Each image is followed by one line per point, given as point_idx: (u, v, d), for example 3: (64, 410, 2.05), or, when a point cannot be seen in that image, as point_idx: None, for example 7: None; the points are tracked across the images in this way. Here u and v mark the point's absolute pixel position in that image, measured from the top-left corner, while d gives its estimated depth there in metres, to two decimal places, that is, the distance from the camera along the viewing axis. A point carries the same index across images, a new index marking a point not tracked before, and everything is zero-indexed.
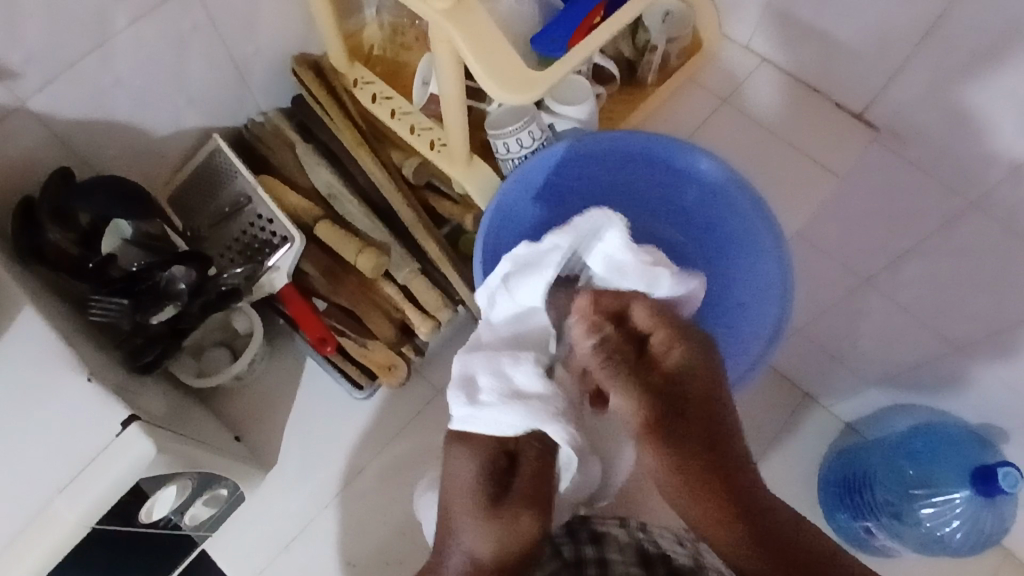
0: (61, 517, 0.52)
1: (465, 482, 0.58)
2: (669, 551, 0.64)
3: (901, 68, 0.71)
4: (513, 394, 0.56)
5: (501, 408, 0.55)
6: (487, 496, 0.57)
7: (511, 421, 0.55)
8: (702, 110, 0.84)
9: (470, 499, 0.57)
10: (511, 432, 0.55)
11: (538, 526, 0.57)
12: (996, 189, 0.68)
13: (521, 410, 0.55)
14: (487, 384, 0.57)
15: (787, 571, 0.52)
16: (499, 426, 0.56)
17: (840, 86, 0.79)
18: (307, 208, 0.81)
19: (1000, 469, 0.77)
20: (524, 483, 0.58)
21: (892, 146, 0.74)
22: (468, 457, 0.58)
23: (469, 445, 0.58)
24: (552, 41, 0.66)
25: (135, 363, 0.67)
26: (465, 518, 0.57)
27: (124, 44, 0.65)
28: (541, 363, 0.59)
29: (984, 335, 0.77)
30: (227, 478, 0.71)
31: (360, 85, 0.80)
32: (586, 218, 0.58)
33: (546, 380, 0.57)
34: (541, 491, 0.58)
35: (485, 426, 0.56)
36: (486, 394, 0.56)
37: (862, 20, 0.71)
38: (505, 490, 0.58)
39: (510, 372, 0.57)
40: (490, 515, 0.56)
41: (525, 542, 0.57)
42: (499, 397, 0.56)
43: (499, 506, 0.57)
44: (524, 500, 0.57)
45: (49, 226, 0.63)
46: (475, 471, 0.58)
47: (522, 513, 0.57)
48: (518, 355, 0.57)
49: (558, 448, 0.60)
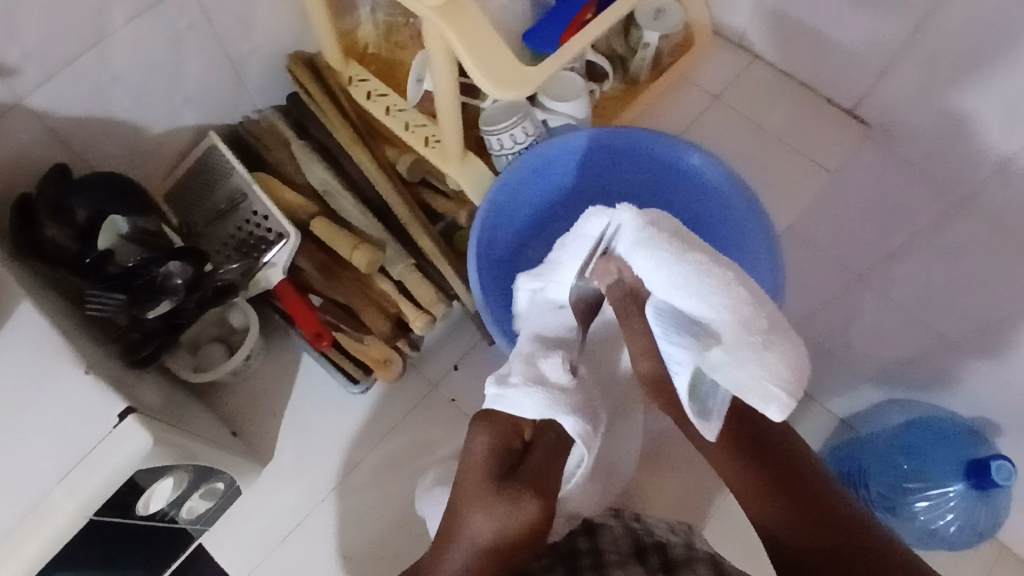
0: (60, 507, 0.52)
1: (476, 459, 0.57)
2: (664, 539, 0.66)
3: (891, 66, 0.79)
4: (539, 379, 0.58)
5: (525, 391, 0.57)
6: (496, 475, 0.55)
7: (534, 405, 0.56)
8: (695, 106, 0.92)
9: (477, 472, 0.56)
10: (531, 415, 0.56)
11: (543, 514, 0.54)
12: (985, 188, 0.73)
13: (542, 394, 0.56)
14: (517, 369, 0.58)
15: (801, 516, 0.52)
16: (521, 411, 0.56)
17: (830, 83, 0.87)
18: (302, 205, 0.82)
19: (993, 462, 0.77)
20: (534, 467, 0.56)
21: (883, 142, 0.85)
22: (485, 433, 0.57)
23: (489, 422, 0.58)
24: (542, 39, 0.68)
25: (132, 358, 0.66)
26: (471, 494, 0.55)
27: (120, 44, 0.66)
28: (570, 361, 0.60)
29: (976, 332, 0.77)
30: (223, 471, 0.71)
31: (355, 82, 0.82)
32: (598, 229, 0.62)
33: (571, 377, 0.59)
34: (549, 478, 0.56)
35: (504, 407, 0.57)
36: (515, 376, 0.58)
37: (853, 22, 0.78)
38: (514, 470, 0.56)
39: (540, 365, 0.59)
40: (498, 489, 0.54)
41: (528, 528, 0.54)
42: (522, 380, 0.58)
43: (506, 483, 0.55)
44: (532, 484, 0.55)
45: (45, 222, 0.64)
46: (489, 447, 0.57)
47: (528, 496, 0.54)
48: (548, 351, 0.60)
49: (572, 446, 0.59)
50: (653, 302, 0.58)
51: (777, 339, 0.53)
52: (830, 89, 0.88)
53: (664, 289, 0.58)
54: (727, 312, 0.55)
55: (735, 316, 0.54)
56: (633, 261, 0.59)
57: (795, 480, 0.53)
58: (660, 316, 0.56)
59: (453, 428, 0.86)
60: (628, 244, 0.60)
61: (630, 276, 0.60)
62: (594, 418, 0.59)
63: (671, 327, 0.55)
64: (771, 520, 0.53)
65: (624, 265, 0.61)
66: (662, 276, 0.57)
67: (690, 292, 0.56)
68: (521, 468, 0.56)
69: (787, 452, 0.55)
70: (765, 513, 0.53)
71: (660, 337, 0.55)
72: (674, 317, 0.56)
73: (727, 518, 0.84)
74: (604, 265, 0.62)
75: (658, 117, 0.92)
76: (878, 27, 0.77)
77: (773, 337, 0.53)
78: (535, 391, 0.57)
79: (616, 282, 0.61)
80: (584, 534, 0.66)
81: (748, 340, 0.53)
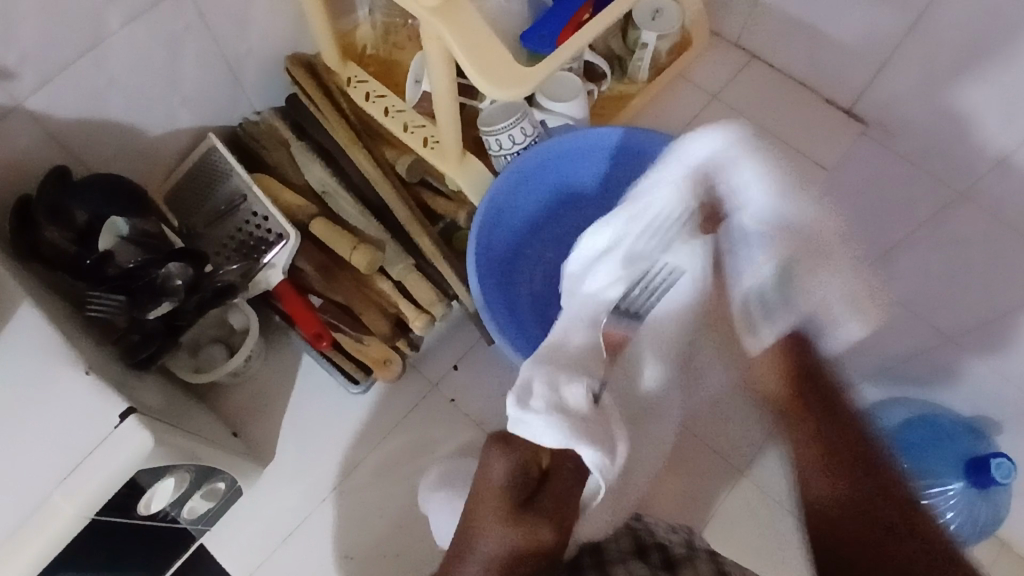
0: (61, 507, 0.52)
1: (493, 484, 0.57)
2: (666, 542, 0.66)
3: (888, 62, 0.79)
4: (559, 408, 0.54)
5: (548, 418, 0.53)
6: (514, 503, 0.56)
7: (554, 435, 0.53)
8: (692, 106, 0.92)
9: (493, 501, 0.56)
10: (551, 444, 0.53)
11: (556, 541, 0.56)
12: (985, 179, 0.73)
13: (560, 425, 0.53)
14: (539, 391, 0.55)
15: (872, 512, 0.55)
16: (541, 438, 0.53)
17: (829, 82, 0.88)
18: (302, 206, 0.82)
19: (993, 459, 0.77)
20: (551, 497, 0.56)
21: (881, 138, 0.83)
22: (503, 458, 0.56)
23: (507, 447, 0.57)
24: (541, 38, 0.67)
25: (131, 360, 0.66)
26: (487, 520, 0.55)
27: (118, 46, 0.66)
28: (592, 388, 0.58)
29: (976, 323, 0.80)
30: (225, 471, 0.71)
31: (354, 83, 0.81)
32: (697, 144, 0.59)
33: (592, 405, 0.56)
34: (566, 505, 0.57)
35: (524, 433, 0.53)
36: (535, 400, 0.54)
37: (850, 20, 0.79)
38: (531, 500, 0.56)
39: (562, 389, 0.56)
40: (514, 522, 0.55)
41: (540, 554, 0.56)
42: (544, 406, 0.54)
43: (523, 513, 0.55)
44: (549, 514, 0.56)
45: (44, 223, 0.64)
46: (506, 474, 0.56)
47: (544, 528, 0.55)
48: (573, 375, 0.57)
49: (589, 477, 0.58)
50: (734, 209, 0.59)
51: (826, 268, 0.57)
52: (828, 88, 0.88)
53: (743, 183, 0.58)
54: (793, 223, 0.58)
55: (804, 229, 0.58)
56: (728, 169, 0.59)
57: (861, 466, 0.57)
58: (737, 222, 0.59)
59: (455, 427, 0.86)
60: (728, 156, 0.58)
61: (713, 191, 0.61)
62: (606, 438, 0.56)
63: (763, 233, 0.58)
64: (832, 500, 0.57)
65: (713, 179, 0.60)
66: (753, 188, 0.58)
67: (757, 189, 0.58)
68: (539, 496, 0.56)
69: (850, 440, 0.58)
70: (836, 500, 0.57)
71: (749, 240, 0.59)
72: (761, 224, 0.58)
73: (729, 517, 0.85)
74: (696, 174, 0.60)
75: (657, 116, 0.91)
76: (874, 25, 0.77)
77: (875, 291, 0.58)
78: (558, 418, 0.53)
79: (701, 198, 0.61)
80: (586, 535, 0.66)
81: (841, 273, 0.57)
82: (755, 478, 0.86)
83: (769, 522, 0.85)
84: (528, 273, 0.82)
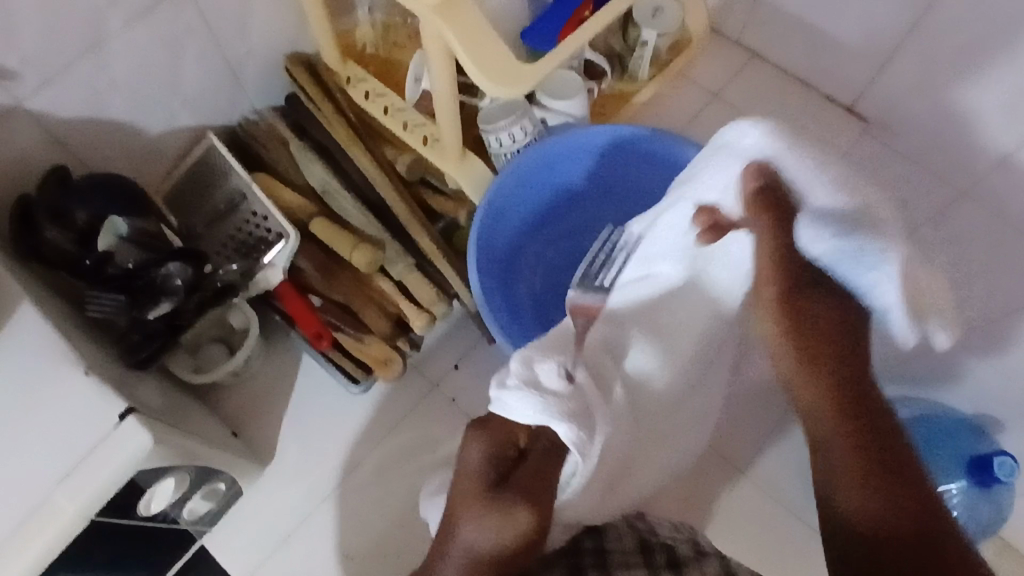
0: (62, 510, 0.52)
1: (470, 468, 0.56)
2: (668, 539, 0.67)
3: (890, 60, 0.79)
4: (534, 384, 0.56)
5: (522, 394, 0.55)
6: (489, 483, 0.55)
7: (529, 408, 0.54)
8: (693, 104, 0.92)
9: (470, 482, 0.55)
10: (526, 421, 0.54)
11: (535, 524, 0.54)
12: (986, 179, 0.80)
13: (535, 399, 0.54)
14: (514, 369, 0.57)
15: (905, 512, 0.51)
16: (517, 415, 0.55)
17: (830, 80, 0.88)
18: (301, 205, 0.82)
19: (995, 457, 0.73)
20: (526, 476, 0.55)
21: (882, 136, 0.86)
22: (477, 442, 0.57)
23: (482, 430, 0.57)
24: (541, 36, 0.68)
25: (133, 359, 0.66)
26: (464, 504, 0.55)
27: (118, 45, 0.66)
28: (566, 367, 0.59)
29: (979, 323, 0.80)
30: (224, 472, 0.71)
31: (354, 82, 0.81)
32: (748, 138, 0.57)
33: (566, 382, 0.57)
34: (542, 488, 0.56)
35: (504, 411, 0.55)
36: (512, 378, 0.56)
37: (852, 17, 0.79)
38: (507, 479, 0.56)
39: (536, 368, 0.57)
40: (488, 501, 0.54)
41: (519, 538, 0.54)
42: (519, 383, 0.56)
43: (497, 492, 0.54)
44: (524, 493, 0.54)
45: (44, 225, 0.64)
46: (481, 456, 0.56)
47: (520, 506, 0.54)
48: (545, 354, 0.59)
49: (568, 453, 0.58)
50: (811, 210, 0.56)
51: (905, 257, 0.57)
52: (830, 85, 0.88)
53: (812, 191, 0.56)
54: (873, 213, 0.56)
55: (880, 215, 0.56)
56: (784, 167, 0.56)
57: (891, 462, 0.54)
58: (828, 224, 0.56)
59: (455, 427, 0.86)
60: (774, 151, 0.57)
61: (764, 192, 0.57)
62: (590, 424, 0.58)
63: (841, 232, 0.56)
64: (865, 510, 0.52)
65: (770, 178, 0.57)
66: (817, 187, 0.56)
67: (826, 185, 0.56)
68: (514, 476, 0.55)
69: (883, 434, 0.55)
70: (866, 503, 0.53)
71: (837, 242, 0.56)
72: (843, 221, 0.56)
73: (730, 516, 0.84)
74: (751, 171, 0.57)
75: (659, 113, 0.92)
76: (877, 21, 0.77)
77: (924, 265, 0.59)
78: (530, 393, 0.55)
79: (764, 189, 0.57)
80: (588, 532, 0.66)
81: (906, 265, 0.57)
82: (756, 477, 0.86)
83: (770, 521, 0.84)
84: (527, 274, 0.82)
